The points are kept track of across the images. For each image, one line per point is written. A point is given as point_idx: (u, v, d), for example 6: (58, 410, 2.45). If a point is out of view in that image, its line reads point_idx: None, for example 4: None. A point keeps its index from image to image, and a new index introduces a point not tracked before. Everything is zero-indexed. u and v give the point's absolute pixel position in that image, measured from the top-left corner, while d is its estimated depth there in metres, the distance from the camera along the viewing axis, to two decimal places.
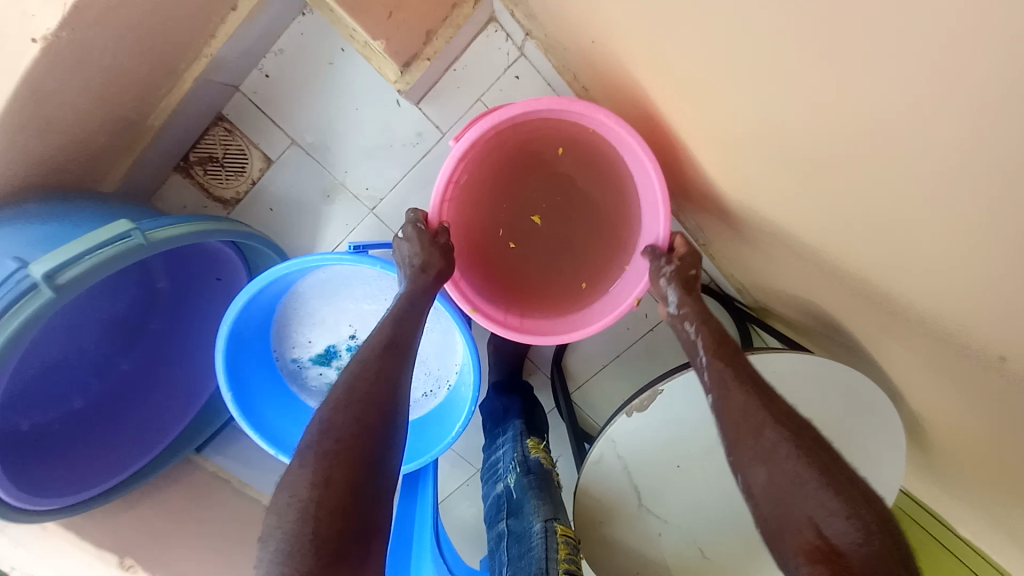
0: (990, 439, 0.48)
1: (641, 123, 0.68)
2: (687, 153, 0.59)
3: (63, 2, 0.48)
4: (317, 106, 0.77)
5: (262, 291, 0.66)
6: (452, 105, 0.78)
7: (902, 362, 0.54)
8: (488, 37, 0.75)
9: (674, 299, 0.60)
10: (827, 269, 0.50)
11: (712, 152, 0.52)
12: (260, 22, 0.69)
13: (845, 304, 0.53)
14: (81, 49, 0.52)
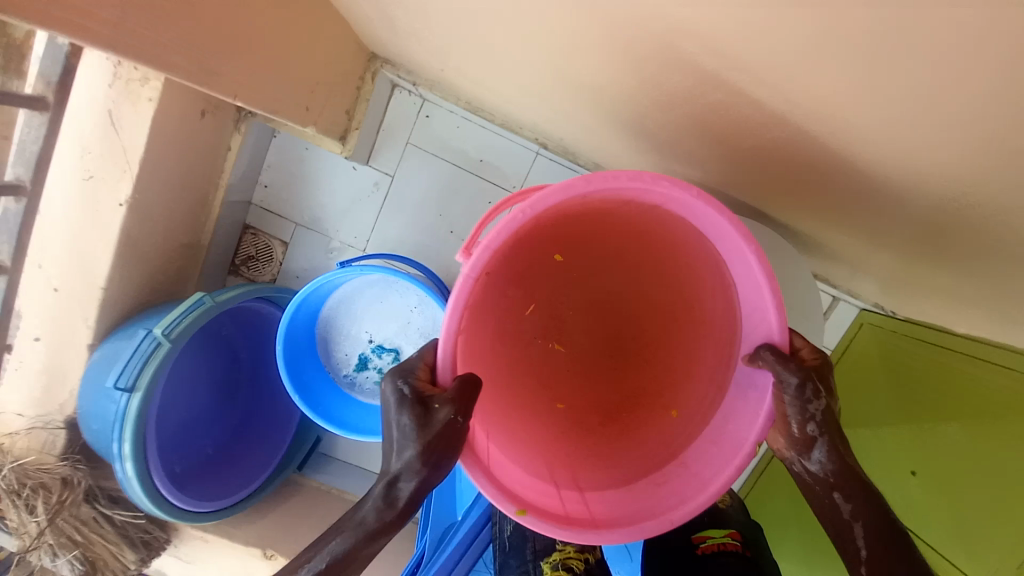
0: (845, 197, 0.58)
1: (520, 101, 0.86)
2: (551, 98, 0.76)
3: (129, 173, 0.76)
4: (303, 193, 1.05)
5: (295, 317, 0.88)
6: (390, 153, 1.04)
7: (764, 176, 0.65)
8: (398, 98, 1.01)
9: (821, 455, 0.55)
10: (662, 124, 0.63)
11: (555, 82, 0.67)
12: (248, 148, 0.97)
13: (698, 147, 0.66)
14: (145, 201, 0.80)
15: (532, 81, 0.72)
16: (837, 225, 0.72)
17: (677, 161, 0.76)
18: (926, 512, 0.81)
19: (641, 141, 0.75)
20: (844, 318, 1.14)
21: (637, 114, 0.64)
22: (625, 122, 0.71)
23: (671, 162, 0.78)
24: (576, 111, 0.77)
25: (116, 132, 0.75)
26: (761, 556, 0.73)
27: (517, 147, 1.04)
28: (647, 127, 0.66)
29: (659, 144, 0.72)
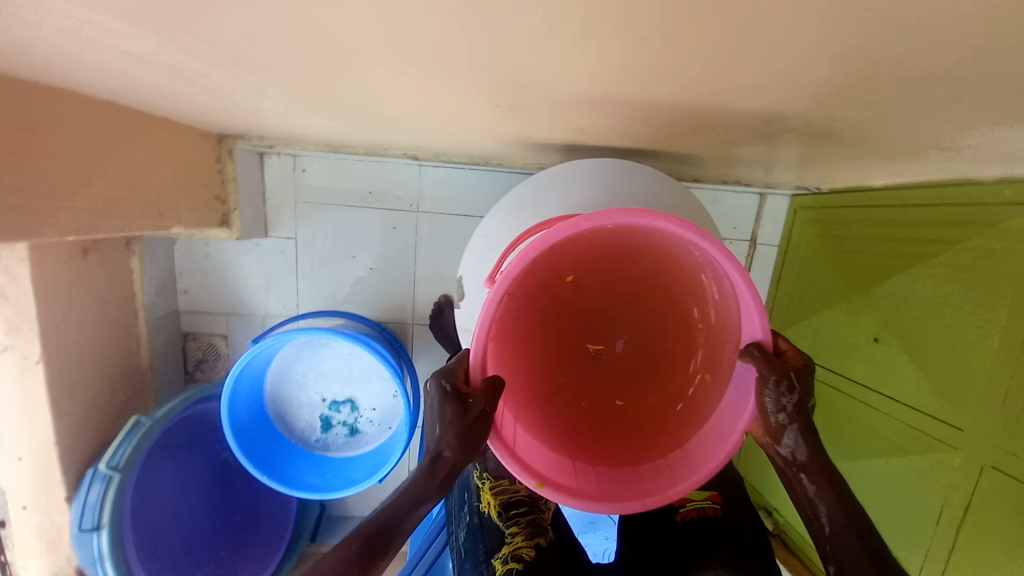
0: (664, 95, 0.56)
1: (370, 124, 0.85)
2: (383, 112, 0.74)
3: (31, 331, 0.77)
4: (224, 284, 1.08)
5: (237, 405, 0.88)
6: (285, 219, 1.06)
7: (594, 105, 0.62)
8: (270, 165, 1.02)
9: (792, 442, 0.59)
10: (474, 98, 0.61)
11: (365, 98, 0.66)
12: (152, 264, 0.99)
13: (522, 103, 0.64)
14: (64, 350, 0.82)
15: (353, 104, 0.70)
16: (696, 123, 0.69)
17: (522, 122, 0.74)
18: (896, 370, 0.81)
19: (480, 118, 0.73)
20: (778, 210, 1.12)
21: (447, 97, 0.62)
22: (452, 107, 0.70)
23: (521, 125, 0.76)
24: (411, 114, 0.76)
25: (9, 299, 0.76)
26: (742, 508, 0.73)
27: (399, 168, 1.05)
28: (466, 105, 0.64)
29: (495, 114, 0.71)
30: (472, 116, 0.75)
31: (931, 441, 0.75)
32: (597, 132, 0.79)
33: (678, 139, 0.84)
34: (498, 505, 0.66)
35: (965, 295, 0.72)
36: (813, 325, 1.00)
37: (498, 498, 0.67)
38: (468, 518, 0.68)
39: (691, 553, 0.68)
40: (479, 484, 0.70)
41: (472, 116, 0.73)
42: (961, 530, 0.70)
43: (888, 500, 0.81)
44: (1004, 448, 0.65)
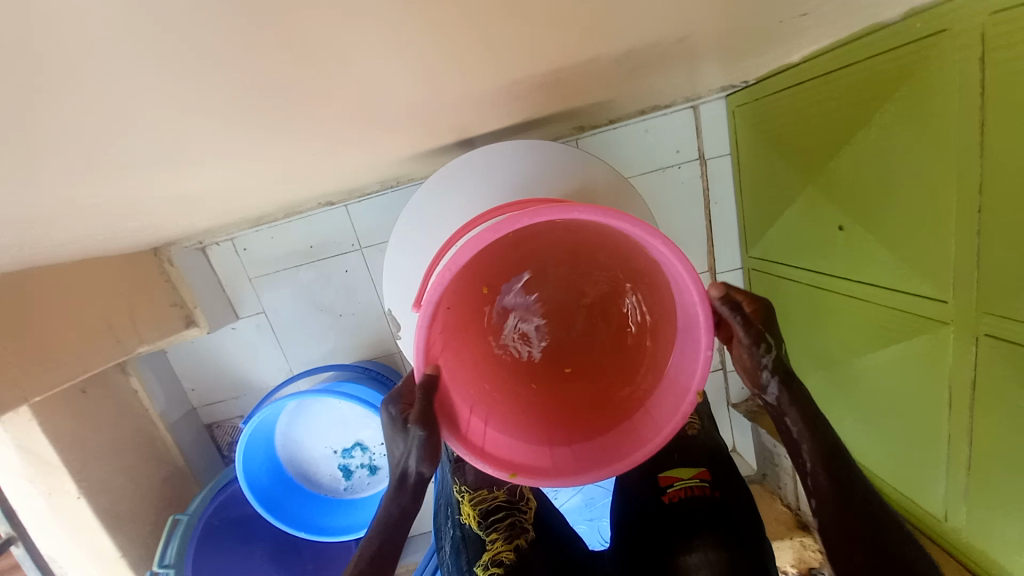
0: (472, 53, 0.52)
1: (274, 193, 0.87)
2: (259, 178, 0.75)
3: (63, 471, 0.87)
4: (220, 372, 1.16)
5: (255, 477, 0.94)
6: (248, 296, 1.11)
7: (427, 96, 0.59)
8: (216, 254, 1.08)
9: (774, 390, 0.57)
10: (309, 135, 0.60)
11: (224, 177, 0.67)
12: (150, 376, 1.08)
13: (361, 122, 0.62)
14: (96, 475, 0.91)
15: (224, 183, 0.72)
16: (546, 69, 0.65)
17: (387, 136, 0.73)
18: (868, 255, 0.74)
19: (346, 148, 0.73)
20: (717, 116, 1.06)
21: (287, 145, 0.61)
22: (311, 151, 0.70)
23: (390, 138, 0.75)
24: (289, 170, 0.77)
25: (31, 451, 0.85)
26: (729, 485, 0.74)
27: (326, 215, 1.07)
28: (310, 142, 0.63)
29: (354, 139, 0.70)
30: (346, 153, 0.76)
31: (923, 320, 0.67)
32: (468, 114, 0.77)
33: (557, 93, 0.81)
34: (477, 516, 0.69)
35: (912, 150, 0.63)
36: (783, 228, 0.93)
37: (477, 509, 0.69)
38: (453, 531, 0.71)
39: (681, 532, 0.69)
40: (459, 496, 0.71)
41: (338, 150, 0.72)
42: (972, 409, 0.63)
43: (902, 391, 0.74)
44: (982, 310, 0.58)
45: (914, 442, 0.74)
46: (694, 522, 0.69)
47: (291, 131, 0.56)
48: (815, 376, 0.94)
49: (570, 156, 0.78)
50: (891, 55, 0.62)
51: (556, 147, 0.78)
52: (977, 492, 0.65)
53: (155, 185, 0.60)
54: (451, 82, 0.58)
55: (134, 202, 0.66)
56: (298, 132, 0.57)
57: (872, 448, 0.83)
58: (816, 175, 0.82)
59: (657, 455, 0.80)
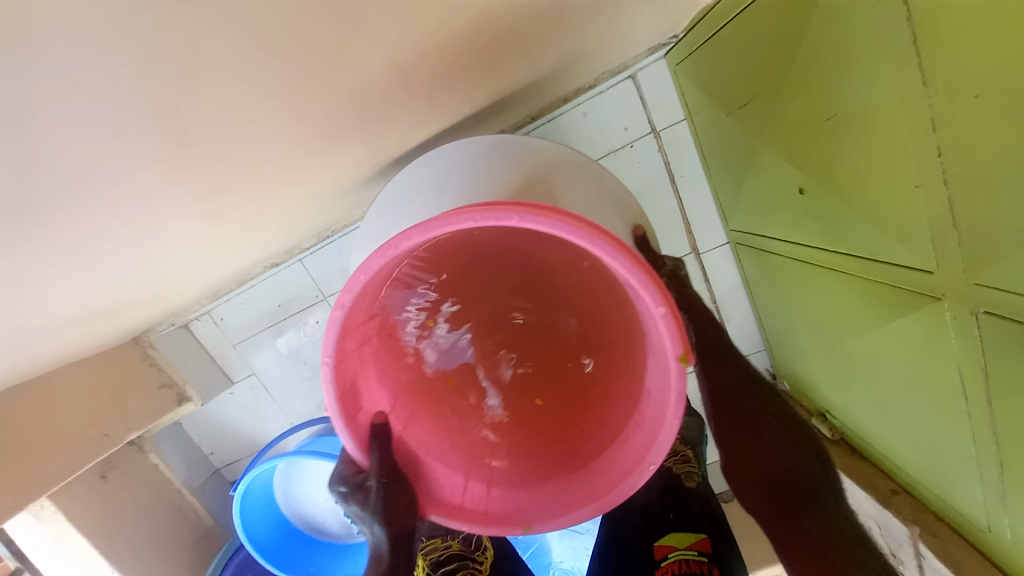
0: (260, 92, 0.48)
1: (211, 268, 0.89)
2: (175, 264, 0.76)
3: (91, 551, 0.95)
4: (230, 434, 1.22)
5: (260, 535, 0.96)
6: (235, 362, 1.14)
7: (257, 137, 0.56)
8: (199, 327, 1.12)
9: None
10: (158, 215, 0.58)
11: (124, 276, 0.68)
12: (170, 448, 1.16)
13: (209, 185, 0.60)
14: (126, 550, 1.00)
15: (139, 280, 0.74)
16: (384, 74, 0.60)
17: (269, 193, 0.71)
18: (835, 220, 0.60)
19: (237, 215, 0.72)
20: (661, 79, 0.93)
21: (152, 231, 0.61)
22: (199, 230, 0.69)
23: (277, 195, 0.73)
24: (200, 252, 0.77)
25: (64, 538, 0.94)
26: (725, 560, 0.74)
27: (283, 271, 1.07)
28: (174, 221, 0.62)
29: (235, 208, 0.68)
30: (242, 217, 0.75)
31: (909, 294, 0.53)
32: (352, 148, 0.73)
33: (440, 94, 0.73)
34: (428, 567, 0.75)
35: (841, 82, 0.51)
36: (750, 192, 0.80)
37: (429, 559, 0.76)
38: None
39: None
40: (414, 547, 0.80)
41: (230, 220, 0.72)
42: (989, 403, 0.49)
43: (905, 377, 0.60)
44: (971, 280, 0.45)
45: (937, 438, 0.59)
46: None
47: (124, 216, 0.54)
48: (820, 355, 0.79)
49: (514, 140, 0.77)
50: None
51: (493, 138, 0.78)
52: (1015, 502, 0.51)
53: (58, 310, 0.63)
54: (265, 122, 0.53)
55: (64, 326, 0.70)
56: (138, 216, 0.56)
57: (893, 440, 0.69)
58: (757, 129, 0.71)
59: (649, 523, 0.81)
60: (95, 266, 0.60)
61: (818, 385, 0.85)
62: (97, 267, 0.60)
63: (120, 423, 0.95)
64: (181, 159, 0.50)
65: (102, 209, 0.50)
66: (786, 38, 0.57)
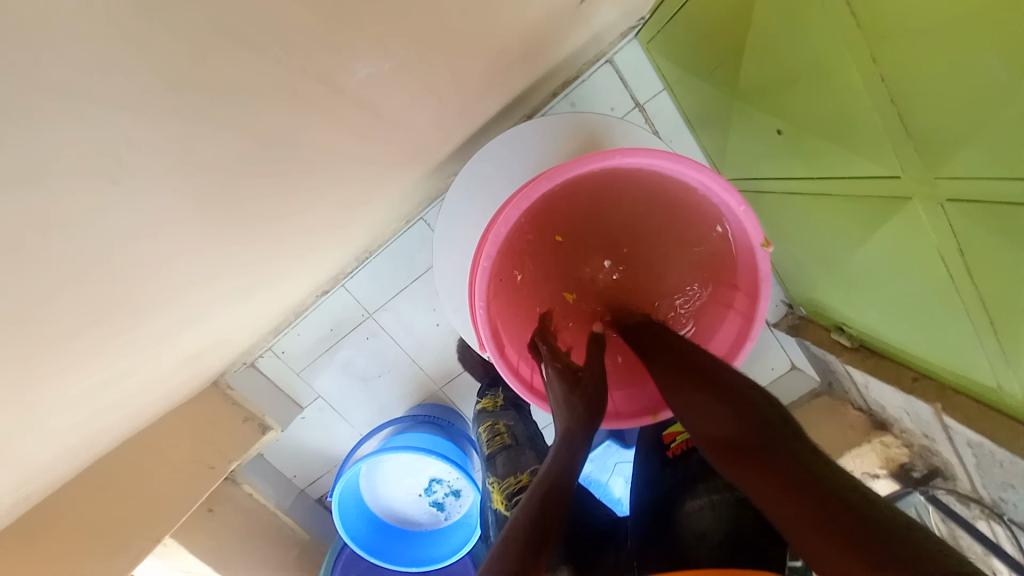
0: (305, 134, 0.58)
1: (272, 304, 1.00)
2: (241, 305, 0.86)
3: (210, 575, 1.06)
4: (307, 455, 1.33)
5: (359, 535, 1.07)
6: (302, 388, 1.25)
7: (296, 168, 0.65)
8: (264, 362, 1.23)
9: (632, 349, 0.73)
10: (223, 259, 0.68)
11: (200, 320, 0.79)
12: (257, 476, 1.27)
13: (259, 227, 0.69)
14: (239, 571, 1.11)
15: (213, 324, 0.84)
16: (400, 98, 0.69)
17: (310, 222, 0.80)
18: (813, 152, 0.69)
19: (286, 248, 0.81)
20: (636, 57, 1.02)
21: (220, 274, 0.70)
22: (255, 268, 0.79)
23: (319, 224, 0.83)
24: (259, 290, 0.88)
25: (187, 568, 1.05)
26: None
27: (330, 298, 1.17)
28: (234, 263, 0.71)
29: (282, 242, 0.78)
30: (291, 256, 0.85)
31: (885, 202, 0.62)
32: (379, 171, 0.82)
33: (446, 112, 0.83)
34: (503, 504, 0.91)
35: (795, 37, 0.61)
36: (736, 144, 0.89)
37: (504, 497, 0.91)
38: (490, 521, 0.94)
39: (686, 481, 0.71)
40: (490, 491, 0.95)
41: (281, 254, 0.81)
42: (971, 276, 0.57)
43: (898, 275, 0.69)
44: (933, 176, 0.54)
45: (938, 322, 0.67)
46: (694, 471, 0.72)
47: (202, 259, 0.64)
48: (828, 276, 0.87)
49: (538, 131, 0.85)
50: None
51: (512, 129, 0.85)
52: (1010, 358, 0.59)
53: (154, 357, 0.74)
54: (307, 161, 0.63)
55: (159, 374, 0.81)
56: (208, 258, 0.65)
57: (902, 335, 0.78)
58: (731, 88, 0.80)
59: None
60: (180, 313, 0.70)
61: (830, 303, 0.93)
62: (182, 314, 0.70)
63: (214, 456, 1.05)
64: (234, 211, 0.62)
65: (176, 257, 0.59)
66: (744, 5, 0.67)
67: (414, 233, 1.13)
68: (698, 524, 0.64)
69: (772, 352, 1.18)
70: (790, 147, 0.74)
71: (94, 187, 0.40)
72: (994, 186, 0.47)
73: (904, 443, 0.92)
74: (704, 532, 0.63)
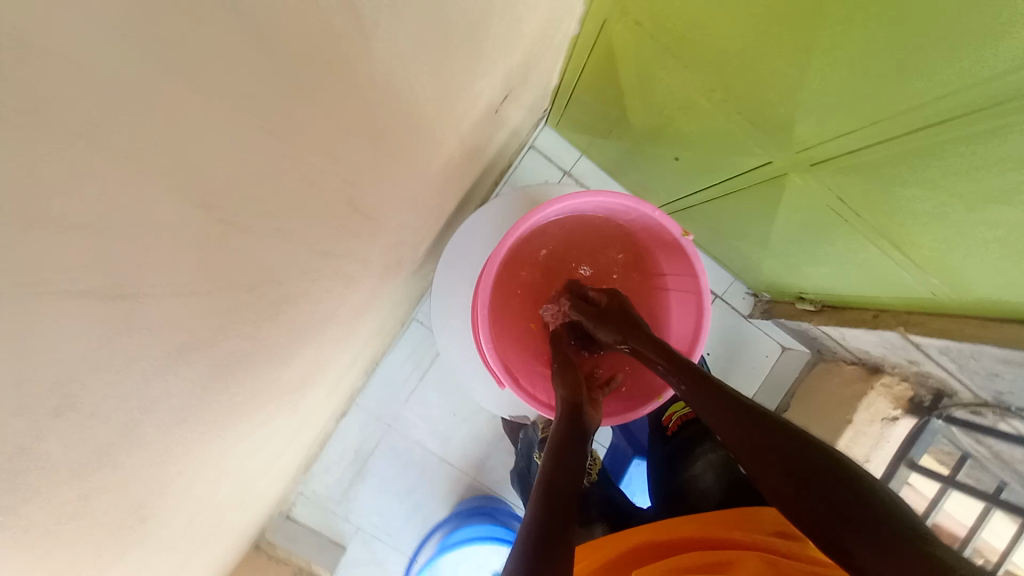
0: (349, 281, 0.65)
1: (298, 441, 1.02)
2: (274, 448, 0.89)
3: None
4: None
5: None
6: (340, 521, 1.23)
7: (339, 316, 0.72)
8: (297, 507, 1.21)
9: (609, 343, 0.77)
10: (276, 408, 0.73)
11: (246, 473, 0.81)
12: None
13: (303, 371, 0.76)
14: None
15: (253, 475, 0.86)
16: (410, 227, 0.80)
17: (334, 353, 0.87)
18: (709, 164, 0.88)
19: (315, 381, 0.88)
20: (552, 139, 1.24)
21: (270, 423, 0.75)
22: (289, 408, 0.84)
23: (339, 350, 0.90)
24: (289, 430, 0.91)
25: None
26: None
27: (348, 418, 1.21)
28: (279, 408, 0.77)
29: (313, 376, 0.84)
30: (315, 384, 0.90)
31: (773, 181, 0.79)
32: (381, 290, 0.93)
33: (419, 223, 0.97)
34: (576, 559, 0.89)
35: (657, 92, 0.81)
36: (652, 177, 1.07)
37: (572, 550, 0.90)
38: None
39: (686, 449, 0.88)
40: None
41: (308, 388, 0.87)
42: (858, 212, 0.73)
43: (815, 233, 0.84)
44: (798, 150, 0.70)
45: (861, 258, 0.81)
46: (688, 442, 0.89)
47: (267, 415, 0.68)
48: (767, 257, 1.02)
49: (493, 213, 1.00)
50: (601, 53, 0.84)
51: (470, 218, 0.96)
52: (926, 266, 0.73)
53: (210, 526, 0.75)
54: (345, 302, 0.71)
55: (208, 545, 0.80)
56: (270, 413, 0.70)
57: (846, 282, 0.90)
58: (631, 140, 1.00)
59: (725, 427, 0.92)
60: (237, 471, 0.73)
61: (781, 278, 1.06)
62: (237, 470, 0.74)
63: None
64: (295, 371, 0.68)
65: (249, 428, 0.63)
66: (613, 78, 0.87)
67: (408, 335, 1.22)
68: (700, 483, 0.82)
69: (760, 342, 1.25)
70: (692, 167, 0.92)
71: (219, 377, 0.44)
72: (841, 143, 0.65)
73: (903, 378, 0.99)
74: (707, 486, 0.80)
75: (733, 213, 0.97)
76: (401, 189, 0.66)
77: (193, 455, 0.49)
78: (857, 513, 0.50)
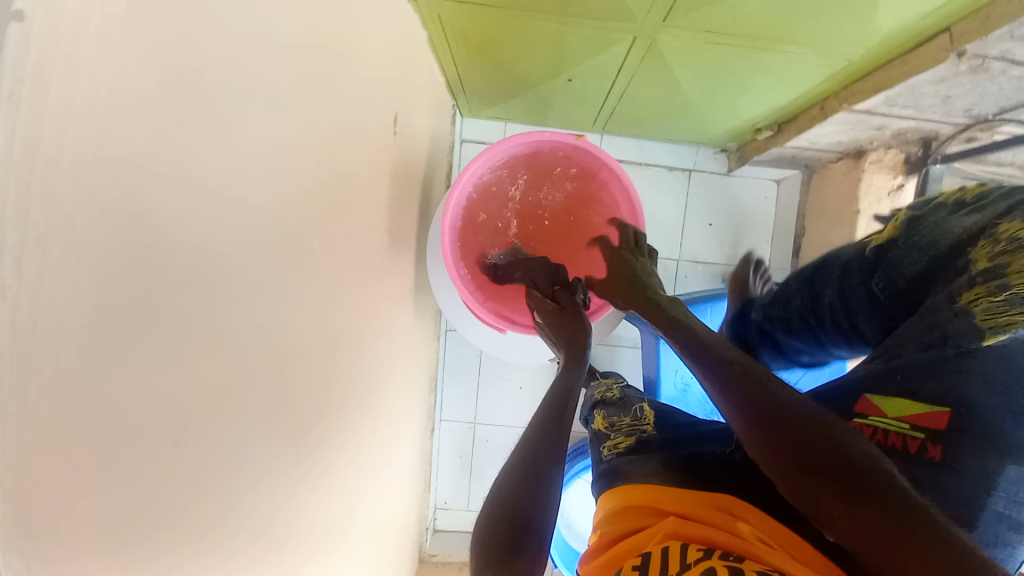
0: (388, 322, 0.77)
1: (413, 471, 1.17)
2: (399, 484, 1.04)
3: None
4: None
5: None
6: None
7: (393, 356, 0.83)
8: (442, 524, 1.38)
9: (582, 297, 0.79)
10: (385, 449, 0.87)
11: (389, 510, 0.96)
12: None
13: (391, 412, 0.89)
14: None
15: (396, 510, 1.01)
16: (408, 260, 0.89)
17: (404, 389, 1.00)
18: (597, 67, 0.94)
19: (403, 417, 1.01)
20: (476, 125, 1.32)
21: (386, 462, 0.89)
22: (397, 447, 0.98)
23: (407, 386, 1.03)
24: (403, 465, 1.06)
25: None
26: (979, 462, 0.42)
27: (441, 435, 1.37)
28: (390, 449, 0.91)
29: (398, 413, 0.98)
30: (403, 417, 1.05)
31: (649, 49, 0.85)
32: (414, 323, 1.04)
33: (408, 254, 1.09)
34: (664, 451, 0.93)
35: (511, 41, 0.88)
36: (566, 107, 1.14)
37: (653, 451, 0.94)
38: None
39: None
40: None
41: (401, 424, 1.01)
42: (727, 34, 0.78)
43: (715, 70, 0.88)
44: (642, 15, 0.76)
45: (768, 66, 0.85)
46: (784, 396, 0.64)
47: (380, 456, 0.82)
48: (704, 112, 1.04)
49: None
50: (450, 41, 0.92)
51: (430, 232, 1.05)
52: (824, 47, 0.77)
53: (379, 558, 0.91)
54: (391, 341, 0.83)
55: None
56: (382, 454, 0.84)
57: (777, 93, 0.93)
58: (527, 88, 1.07)
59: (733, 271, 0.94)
60: (382, 509, 0.87)
61: (728, 123, 1.08)
62: (383, 509, 0.88)
63: None
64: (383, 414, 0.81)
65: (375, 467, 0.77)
66: (476, 51, 0.94)
67: (451, 342, 1.36)
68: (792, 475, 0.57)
69: (752, 187, 1.27)
70: (586, 78, 0.99)
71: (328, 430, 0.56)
72: None
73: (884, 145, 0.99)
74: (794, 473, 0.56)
75: (643, 94, 1.02)
76: (379, 230, 0.76)
77: (334, 495, 0.62)
78: (861, 489, 0.41)
